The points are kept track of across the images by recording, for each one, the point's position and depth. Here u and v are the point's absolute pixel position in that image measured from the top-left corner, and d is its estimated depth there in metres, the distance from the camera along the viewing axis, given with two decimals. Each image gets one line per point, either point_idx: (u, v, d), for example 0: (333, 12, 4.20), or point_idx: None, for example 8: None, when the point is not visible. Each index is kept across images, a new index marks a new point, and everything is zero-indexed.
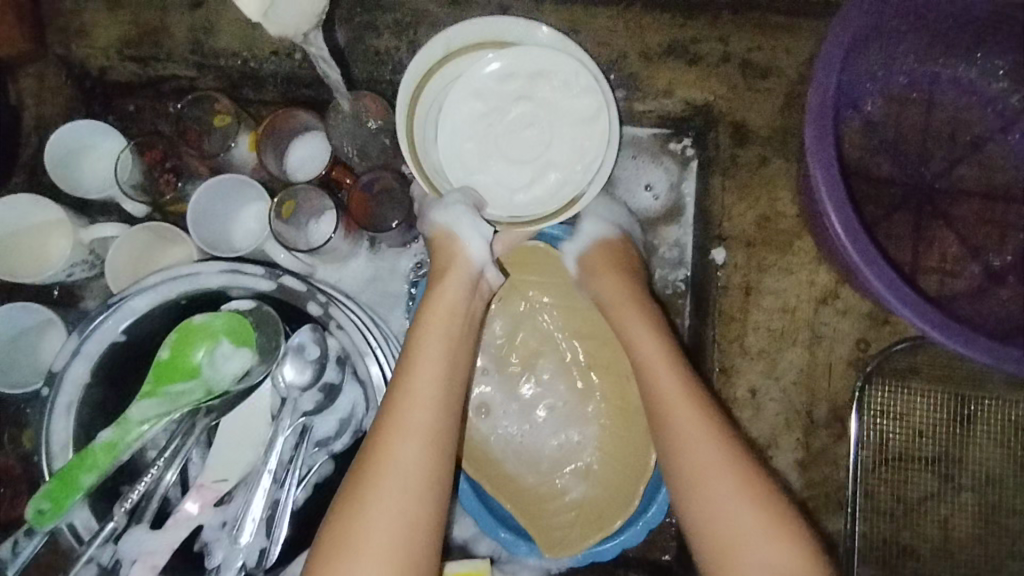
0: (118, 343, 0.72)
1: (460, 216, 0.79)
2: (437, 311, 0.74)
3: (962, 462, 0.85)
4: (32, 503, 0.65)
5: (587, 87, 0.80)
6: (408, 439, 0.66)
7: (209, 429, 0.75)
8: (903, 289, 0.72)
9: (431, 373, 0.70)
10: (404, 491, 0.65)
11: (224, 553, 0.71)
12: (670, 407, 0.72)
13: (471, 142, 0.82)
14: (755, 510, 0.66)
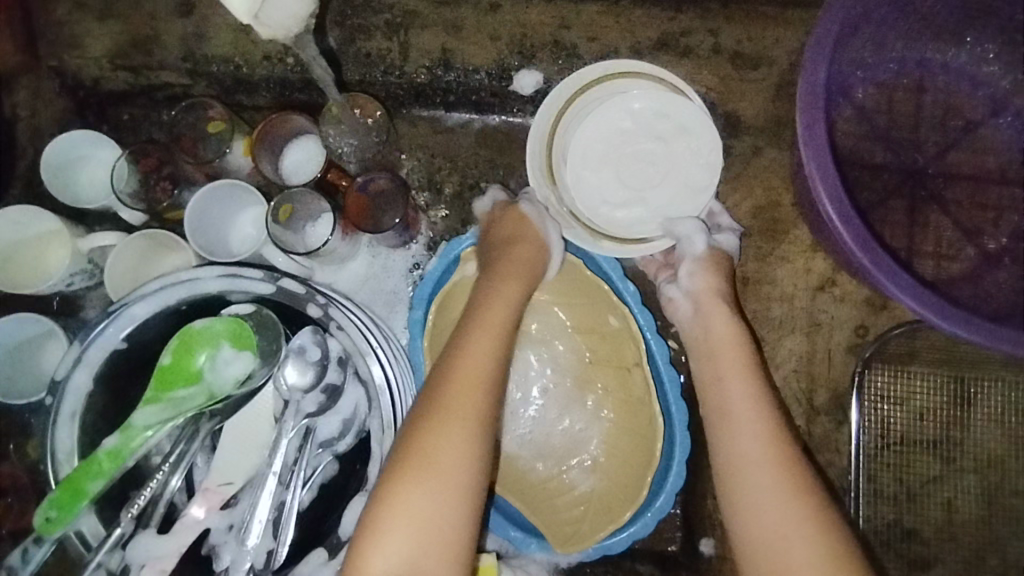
0: (120, 350, 0.72)
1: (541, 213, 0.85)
2: (491, 308, 0.75)
3: (963, 445, 0.85)
4: (40, 512, 0.66)
5: (712, 161, 0.85)
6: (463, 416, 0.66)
7: (213, 432, 0.75)
8: (899, 272, 0.72)
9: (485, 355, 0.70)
10: (449, 477, 0.63)
11: (232, 555, 0.71)
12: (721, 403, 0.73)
13: (596, 148, 0.87)
14: (796, 506, 0.64)
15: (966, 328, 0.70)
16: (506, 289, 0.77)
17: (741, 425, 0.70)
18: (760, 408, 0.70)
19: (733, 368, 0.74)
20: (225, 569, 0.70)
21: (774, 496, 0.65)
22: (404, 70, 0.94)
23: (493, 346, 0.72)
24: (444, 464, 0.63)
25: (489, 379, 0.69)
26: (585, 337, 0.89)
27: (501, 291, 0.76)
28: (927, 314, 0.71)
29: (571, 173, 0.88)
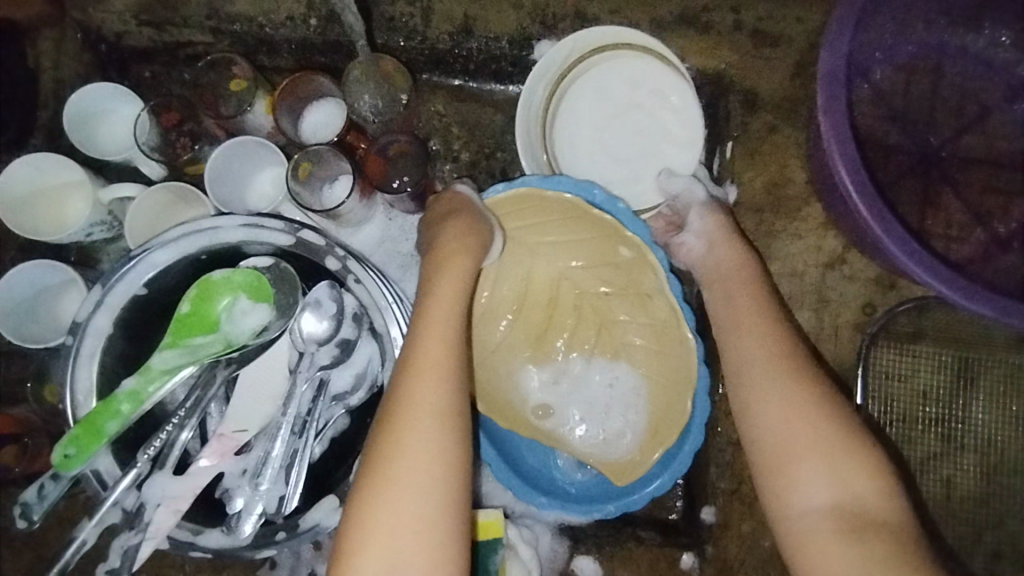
0: (140, 296, 0.73)
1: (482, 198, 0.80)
2: (442, 301, 0.70)
3: (964, 424, 0.87)
4: (58, 449, 0.67)
5: (692, 125, 0.91)
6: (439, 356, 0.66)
7: (229, 380, 0.76)
8: (911, 245, 0.75)
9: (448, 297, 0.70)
10: (409, 487, 0.61)
11: (246, 500, 0.71)
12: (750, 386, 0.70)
13: (584, 131, 0.94)
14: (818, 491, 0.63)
15: (976, 301, 0.73)
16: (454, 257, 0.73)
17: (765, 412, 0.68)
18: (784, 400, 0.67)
19: (763, 347, 0.71)
20: (238, 513, 0.70)
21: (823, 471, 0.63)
22: (426, 36, 0.94)
23: (445, 342, 0.67)
24: (403, 472, 0.61)
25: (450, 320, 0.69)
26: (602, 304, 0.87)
27: (447, 283, 0.71)
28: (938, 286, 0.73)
29: (565, 157, 0.94)
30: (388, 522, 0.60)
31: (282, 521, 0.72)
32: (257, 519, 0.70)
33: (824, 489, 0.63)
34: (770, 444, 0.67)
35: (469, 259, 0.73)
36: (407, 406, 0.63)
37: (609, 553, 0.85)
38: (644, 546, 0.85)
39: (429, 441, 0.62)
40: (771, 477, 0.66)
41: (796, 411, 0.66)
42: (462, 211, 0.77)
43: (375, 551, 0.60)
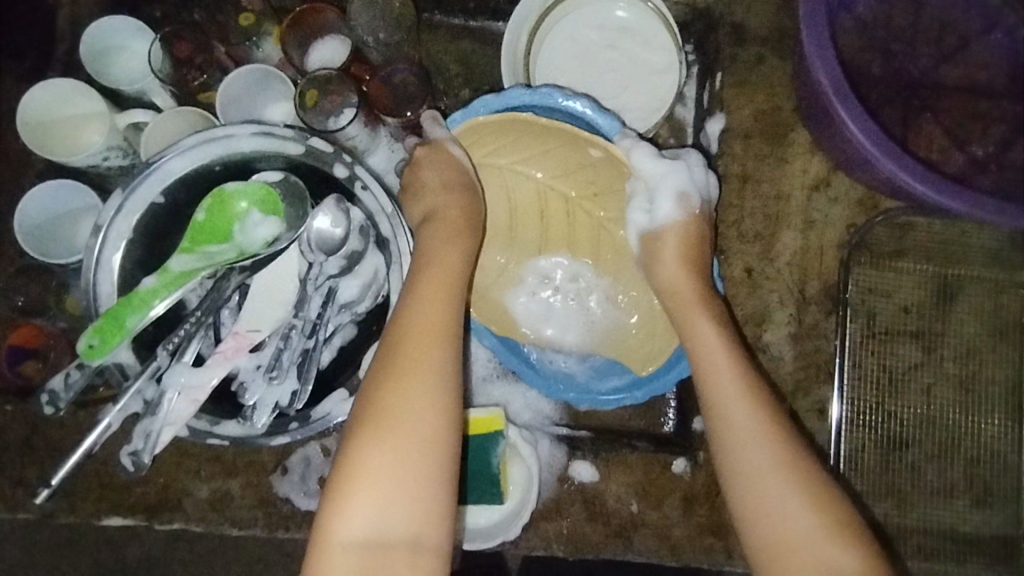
0: (158, 203, 0.78)
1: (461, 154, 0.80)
2: (436, 269, 0.72)
3: (944, 336, 0.91)
4: (83, 339, 0.71)
5: (666, 54, 0.95)
6: (436, 338, 0.67)
7: (240, 287, 0.79)
8: (886, 143, 0.78)
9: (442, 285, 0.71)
10: (401, 437, 0.62)
11: (260, 393, 0.76)
12: (732, 441, 0.67)
13: (563, 66, 0.97)
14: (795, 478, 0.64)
15: (949, 197, 0.76)
16: (449, 244, 0.75)
17: (730, 406, 0.68)
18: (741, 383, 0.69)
19: (749, 414, 0.67)
20: (253, 405, 0.76)
21: (815, 546, 0.61)
22: None
23: (444, 314, 0.69)
24: (398, 420, 0.63)
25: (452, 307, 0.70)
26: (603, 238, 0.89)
27: (443, 251, 0.74)
28: (914, 184, 0.77)
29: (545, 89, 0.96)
30: (381, 469, 0.62)
31: (294, 414, 0.77)
32: (269, 412, 0.75)
33: (818, 543, 0.61)
34: (759, 499, 0.64)
35: (467, 228, 0.77)
36: (405, 357, 0.65)
37: (605, 459, 0.89)
38: (639, 452, 0.90)
39: (424, 393, 0.64)
40: (759, 528, 0.64)
41: (787, 494, 0.63)
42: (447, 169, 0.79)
43: (367, 496, 0.61)
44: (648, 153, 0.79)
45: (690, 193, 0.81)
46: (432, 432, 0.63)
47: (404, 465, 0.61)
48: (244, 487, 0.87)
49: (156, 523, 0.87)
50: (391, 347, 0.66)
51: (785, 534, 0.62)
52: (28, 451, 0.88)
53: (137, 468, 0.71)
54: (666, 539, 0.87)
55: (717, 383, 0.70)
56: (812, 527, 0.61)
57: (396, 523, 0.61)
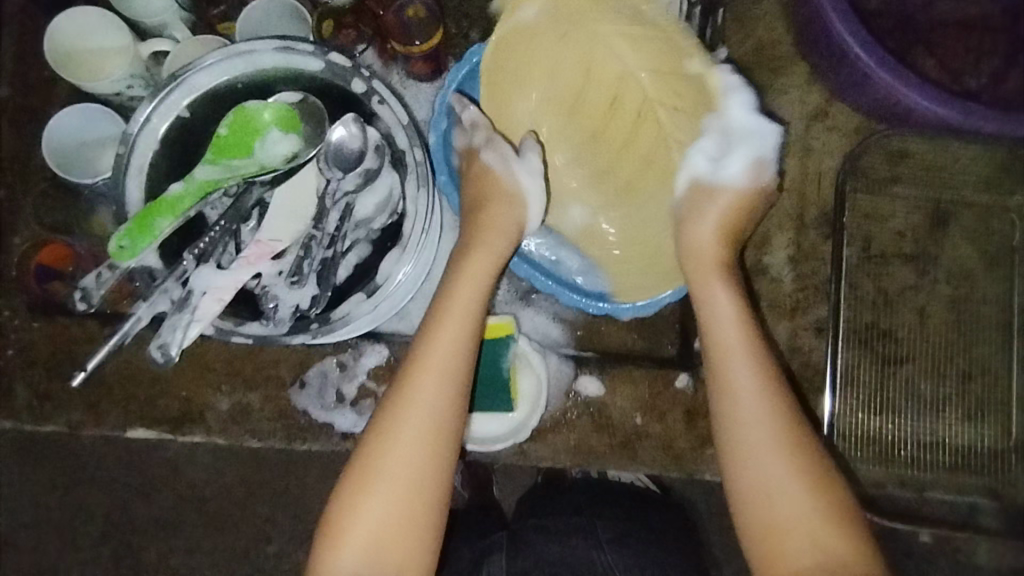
0: (182, 117, 0.82)
1: (529, 168, 0.83)
2: (456, 320, 0.73)
3: (937, 259, 0.95)
4: (115, 240, 0.75)
5: None
6: (434, 386, 0.69)
7: (259, 202, 0.82)
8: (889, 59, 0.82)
9: (454, 332, 0.72)
10: (403, 490, 0.66)
11: (281, 295, 0.81)
12: (746, 461, 0.68)
13: None
14: (802, 474, 0.66)
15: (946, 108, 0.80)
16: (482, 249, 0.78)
17: (745, 398, 0.69)
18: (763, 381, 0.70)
19: (767, 440, 0.68)
20: (275, 306, 0.81)
21: (810, 535, 0.64)
22: None
23: (452, 358, 0.71)
24: (393, 479, 0.66)
25: (461, 356, 0.71)
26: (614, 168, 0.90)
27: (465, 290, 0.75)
28: (911, 95, 0.81)
29: None
30: (385, 511, 0.66)
31: (314, 317, 0.81)
32: (290, 312, 0.81)
33: (811, 529, 0.64)
34: (767, 505, 0.66)
35: (489, 269, 0.78)
36: (407, 411, 0.68)
37: (612, 375, 0.93)
38: (643, 369, 0.94)
39: (422, 446, 0.67)
40: (761, 535, 0.66)
41: (790, 496, 0.66)
42: (494, 208, 0.81)
43: (360, 540, 0.65)
44: (744, 103, 0.83)
45: (766, 160, 0.81)
46: (424, 478, 0.67)
47: (399, 504, 0.66)
48: (263, 400, 0.90)
49: (179, 435, 0.91)
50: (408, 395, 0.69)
51: (781, 531, 0.65)
52: (54, 368, 0.90)
53: (165, 361, 0.75)
54: (670, 450, 0.91)
55: (734, 392, 0.70)
56: (806, 528, 0.64)
57: (382, 562, 0.65)
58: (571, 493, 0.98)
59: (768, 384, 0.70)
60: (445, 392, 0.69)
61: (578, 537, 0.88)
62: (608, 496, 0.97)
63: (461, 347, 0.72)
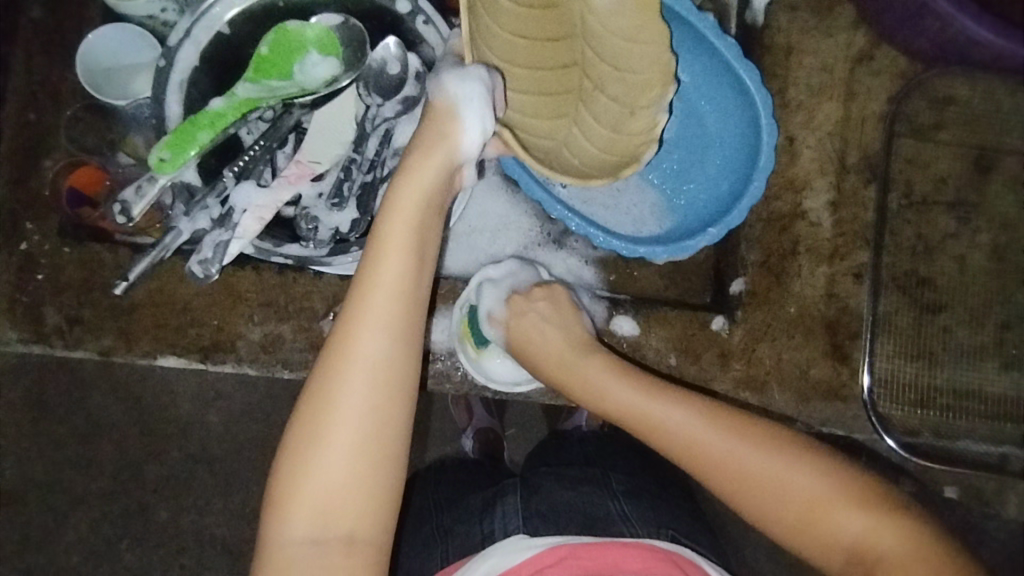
0: (223, 34, 0.81)
1: (475, 97, 0.67)
2: (396, 263, 0.58)
3: (979, 208, 0.93)
4: (155, 152, 0.74)
5: None
6: (375, 328, 0.57)
7: (298, 125, 0.81)
8: None
9: (400, 260, 0.59)
10: (357, 447, 0.56)
11: (321, 217, 0.81)
12: (725, 479, 0.64)
13: None
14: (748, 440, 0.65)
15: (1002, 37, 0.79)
16: (423, 159, 0.63)
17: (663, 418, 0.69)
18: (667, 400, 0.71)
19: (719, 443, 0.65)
20: (314, 227, 0.81)
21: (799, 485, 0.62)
22: None
23: (395, 292, 0.58)
24: (344, 424, 0.56)
25: (409, 291, 0.58)
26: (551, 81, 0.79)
27: (403, 233, 0.60)
28: (967, 23, 0.80)
29: None
30: (337, 470, 0.55)
31: (354, 240, 0.82)
32: (329, 234, 0.82)
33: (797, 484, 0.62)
34: (746, 486, 0.63)
35: (439, 203, 0.63)
36: (344, 358, 0.57)
37: (646, 314, 0.92)
38: (678, 309, 0.92)
39: (371, 395, 0.56)
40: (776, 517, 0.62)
41: (752, 454, 0.64)
42: (430, 139, 0.64)
43: (310, 502, 0.56)
44: None
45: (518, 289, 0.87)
46: (377, 427, 0.56)
47: (351, 462, 0.55)
48: (296, 329, 0.88)
49: (210, 363, 0.88)
50: (343, 358, 0.56)
51: (796, 513, 0.61)
52: (85, 293, 0.89)
53: (205, 277, 0.77)
54: (703, 391, 0.91)
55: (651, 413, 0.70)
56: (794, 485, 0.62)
57: (339, 519, 0.56)
58: (582, 446, 0.97)
59: (667, 395, 0.71)
60: (390, 356, 0.57)
61: (591, 486, 0.84)
62: (617, 449, 0.96)
63: (408, 276, 0.58)
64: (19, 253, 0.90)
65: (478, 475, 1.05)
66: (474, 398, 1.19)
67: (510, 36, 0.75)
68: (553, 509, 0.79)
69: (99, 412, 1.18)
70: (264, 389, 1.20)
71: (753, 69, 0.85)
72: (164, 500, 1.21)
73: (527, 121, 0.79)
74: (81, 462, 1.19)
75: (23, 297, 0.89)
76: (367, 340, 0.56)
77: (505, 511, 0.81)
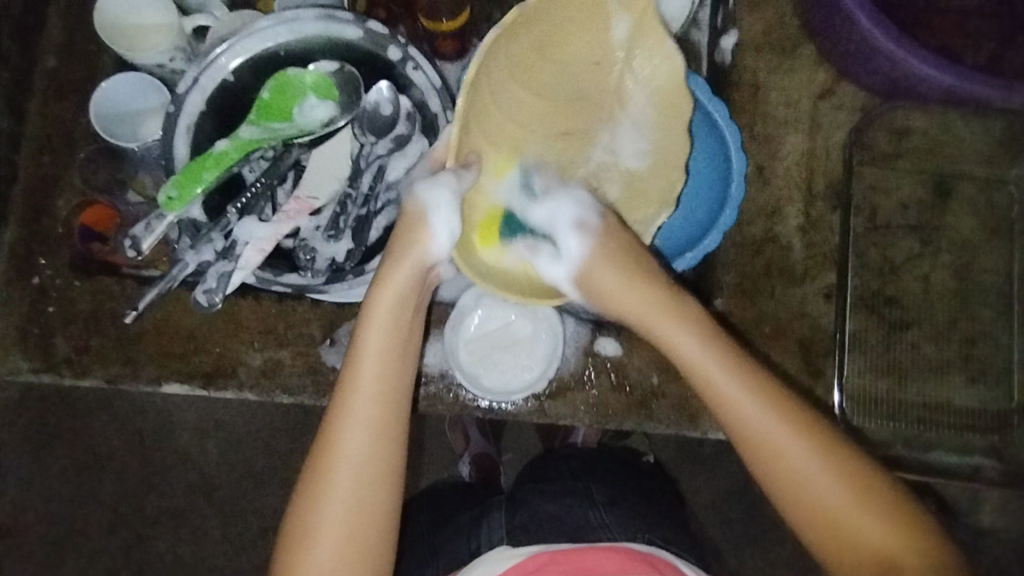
0: (227, 82, 0.87)
1: (443, 203, 0.70)
2: (376, 364, 0.64)
3: (940, 230, 0.99)
4: (164, 191, 0.81)
5: None
6: (354, 433, 0.62)
7: (297, 163, 0.87)
8: (887, 26, 0.87)
9: (376, 368, 0.64)
10: (344, 547, 0.60)
11: (319, 247, 0.87)
12: (735, 420, 0.62)
13: None
14: (827, 467, 0.59)
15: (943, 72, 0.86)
16: (393, 267, 0.69)
17: (744, 411, 0.61)
18: (755, 390, 0.62)
19: (749, 405, 0.61)
20: (313, 257, 0.87)
21: (853, 517, 0.58)
22: None
23: (377, 398, 0.63)
24: (329, 526, 0.61)
25: (387, 396, 0.63)
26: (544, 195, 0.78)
27: (377, 344, 0.65)
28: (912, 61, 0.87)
29: None
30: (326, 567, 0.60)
31: (349, 269, 0.86)
32: (327, 263, 0.87)
33: (849, 511, 0.58)
34: (798, 502, 0.59)
35: (414, 308, 0.68)
36: (329, 464, 0.62)
37: (629, 335, 0.96)
38: None
39: (354, 498, 0.61)
40: (831, 540, 0.58)
41: (820, 477, 0.59)
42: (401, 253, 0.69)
43: None
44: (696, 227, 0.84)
45: (586, 219, 0.72)
46: (360, 525, 0.61)
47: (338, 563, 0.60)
48: (294, 355, 0.93)
49: (213, 389, 0.92)
50: (326, 463, 0.61)
51: (789, 475, 0.60)
52: (95, 325, 0.93)
53: (209, 305, 0.82)
54: (685, 409, 0.95)
55: (715, 389, 0.62)
56: (846, 508, 0.58)
57: None
58: (569, 464, 1.00)
59: (758, 392, 0.62)
60: (366, 469, 0.62)
61: (574, 497, 0.88)
62: (605, 466, 0.99)
63: (384, 382, 0.64)
64: (33, 287, 0.95)
65: (471, 496, 1.08)
66: (470, 422, 1.22)
67: (505, 148, 0.77)
68: (536, 522, 0.82)
69: (102, 441, 1.21)
70: (265, 418, 1.23)
71: (720, 105, 0.92)
72: (165, 529, 1.24)
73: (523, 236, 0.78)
74: (84, 491, 1.22)
75: (34, 330, 0.93)
76: (345, 459, 0.61)
77: (491, 526, 0.84)
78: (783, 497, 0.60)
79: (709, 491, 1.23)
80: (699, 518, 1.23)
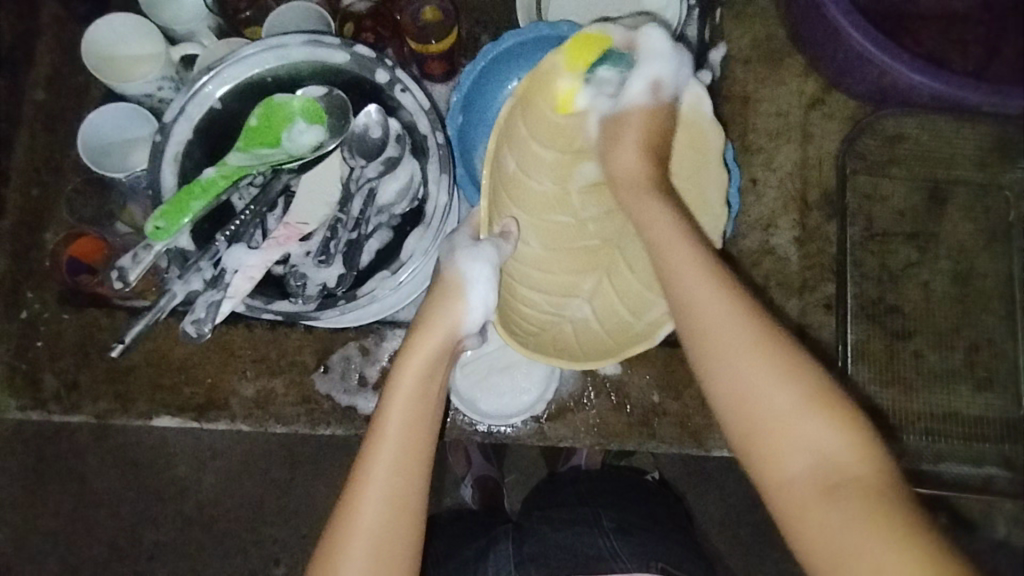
0: (214, 110, 0.87)
1: (481, 278, 0.72)
2: (401, 432, 0.61)
3: (937, 237, 0.98)
4: (151, 222, 0.79)
5: None
6: (376, 503, 0.58)
7: (286, 189, 0.86)
8: (876, 37, 0.87)
9: (404, 436, 0.61)
10: None
11: (309, 273, 0.86)
12: (689, 308, 0.59)
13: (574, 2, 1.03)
14: (784, 374, 0.55)
15: (934, 79, 0.86)
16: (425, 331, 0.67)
17: (707, 300, 0.59)
18: (722, 284, 0.59)
19: (703, 279, 0.60)
20: (304, 283, 0.85)
21: (806, 428, 0.53)
22: None
23: (407, 470, 0.60)
24: None
25: (417, 470, 0.60)
26: (579, 256, 0.84)
27: (403, 410, 0.62)
28: (900, 71, 0.86)
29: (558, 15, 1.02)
30: None
31: (342, 295, 0.85)
32: (318, 288, 0.86)
33: (806, 431, 0.53)
34: (754, 409, 0.55)
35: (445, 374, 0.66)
36: (347, 537, 0.58)
37: (629, 353, 0.94)
38: (657, 346, 0.95)
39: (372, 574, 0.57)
40: (757, 450, 0.54)
41: (773, 388, 0.54)
42: (433, 326, 0.67)
43: None
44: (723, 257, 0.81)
45: (662, 81, 0.75)
46: None
47: None
48: (287, 384, 0.91)
49: (204, 422, 0.90)
50: (344, 538, 0.57)
51: (779, 419, 0.54)
52: (84, 357, 0.92)
53: (198, 335, 0.81)
54: (688, 427, 0.93)
55: (675, 272, 0.62)
56: (808, 434, 0.53)
57: None
58: (574, 486, 0.98)
59: (731, 298, 0.59)
60: (381, 555, 0.57)
61: (582, 523, 0.85)
62: (610, 486, 0.96)
63: (412, 453, 0.60)
64: (21, 321, 0.93)
65: (473, 522, 1.05)
66: (473, 445, 1.20)
67: (538, 211, 0.83)
68: (544, 553, 0.82)
69: (93, 476, 1.18)
70: (262, 446, 1.20)
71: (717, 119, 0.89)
72: (162, 566, 1.21)
73: (542, 297, 0.83)
74: (75, 528, 1.19)
75: (23, 364, 0.92)
76: (358, 544, 0.57)
77: (497, 559, 0.85)
78: (726, 394, 0.56)
79: (717, 508, 1.20)
80: (708, 536, 1.20)
